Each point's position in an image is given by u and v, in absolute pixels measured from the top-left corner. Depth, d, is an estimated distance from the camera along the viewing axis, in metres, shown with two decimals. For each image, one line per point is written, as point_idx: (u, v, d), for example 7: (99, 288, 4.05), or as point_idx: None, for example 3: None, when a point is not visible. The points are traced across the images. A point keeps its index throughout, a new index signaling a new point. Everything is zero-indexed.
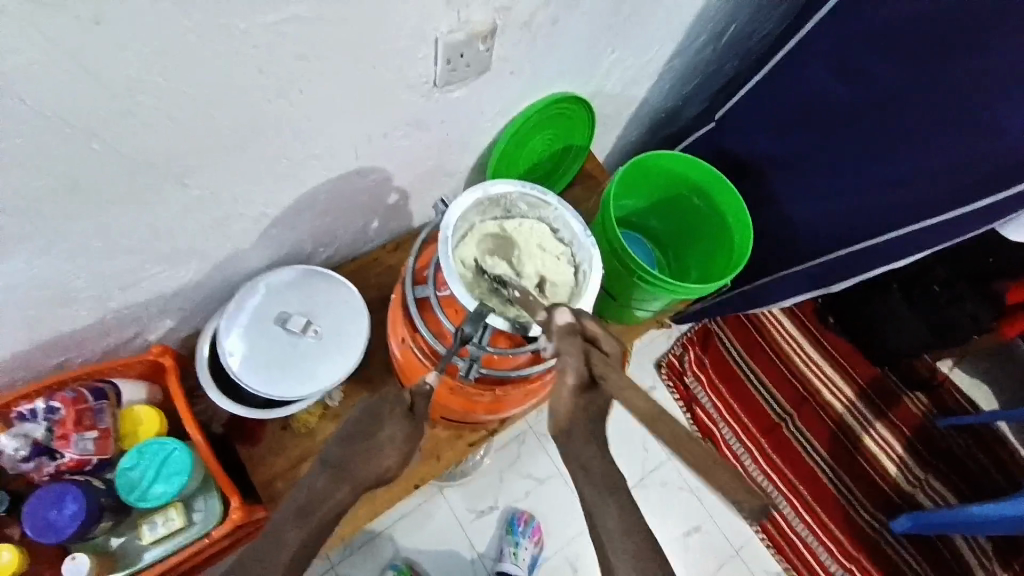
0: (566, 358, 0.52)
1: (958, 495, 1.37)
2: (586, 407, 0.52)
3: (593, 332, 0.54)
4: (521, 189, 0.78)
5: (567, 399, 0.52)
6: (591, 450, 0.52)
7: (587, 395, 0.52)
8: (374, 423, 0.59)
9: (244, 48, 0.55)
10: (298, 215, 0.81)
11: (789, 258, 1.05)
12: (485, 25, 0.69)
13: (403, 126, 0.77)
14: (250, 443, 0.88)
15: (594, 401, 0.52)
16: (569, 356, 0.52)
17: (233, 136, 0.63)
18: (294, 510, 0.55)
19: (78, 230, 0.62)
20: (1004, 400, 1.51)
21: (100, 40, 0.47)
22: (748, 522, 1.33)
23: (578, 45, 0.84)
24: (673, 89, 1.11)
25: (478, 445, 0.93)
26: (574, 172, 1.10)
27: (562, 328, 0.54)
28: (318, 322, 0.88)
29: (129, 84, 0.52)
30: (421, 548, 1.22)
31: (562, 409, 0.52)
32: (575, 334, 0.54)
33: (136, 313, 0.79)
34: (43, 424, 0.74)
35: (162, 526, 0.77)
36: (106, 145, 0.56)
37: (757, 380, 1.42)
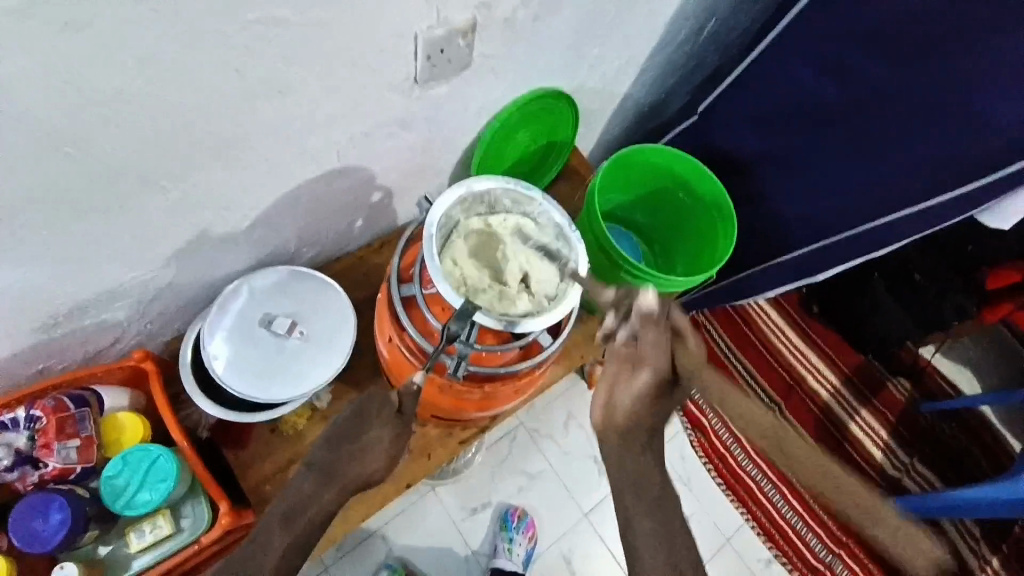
0: (648, 352, 0.67)
1: (943, 478, 1.39)
2: (654, 404, 0.69)
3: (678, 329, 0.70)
4: (505, 185, 0.77)
5: (635, 394, 0.68)
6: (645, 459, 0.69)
7: (656, 392, 0.68)
8: (360, 425, 0.60)
9: (219, 48, 0.54)
10: (282, 216, 0.80)
11: (775, 249, 1.06)
12: (466, 22, 0.68)
13: (386, 124, 0.76)
14: (238, 446, 0.87)
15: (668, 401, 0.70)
16: (653, 349, 0.67)
17: (212, 137, 0.62)
18: (279, 517, 0.57)
19: (56, 237, 0.61)
20: (986, 383, 1.53)
21: (74, 42, 0.46)
22: (739, 512, 1.34)
23: (560, 40, 0.83)
24: (656, 83, 1.11)
25: (469, 442, 0.93)
26: (559, 167, 1.10)
27: (648, 313, 0.68)
28: (304, 323, 0.87)
29: (103, 88, 0.51)
30: (414, 548, 1.21)
31: (630, 403, 0.69)
32: (656, 325, 0.68)
33: (117, 318, 0.77)
34: (25, 434, 0.72)
35: (149, 533, 0.76)
36: (80, 150, 0.54)
37: (745, 371, 1.43)
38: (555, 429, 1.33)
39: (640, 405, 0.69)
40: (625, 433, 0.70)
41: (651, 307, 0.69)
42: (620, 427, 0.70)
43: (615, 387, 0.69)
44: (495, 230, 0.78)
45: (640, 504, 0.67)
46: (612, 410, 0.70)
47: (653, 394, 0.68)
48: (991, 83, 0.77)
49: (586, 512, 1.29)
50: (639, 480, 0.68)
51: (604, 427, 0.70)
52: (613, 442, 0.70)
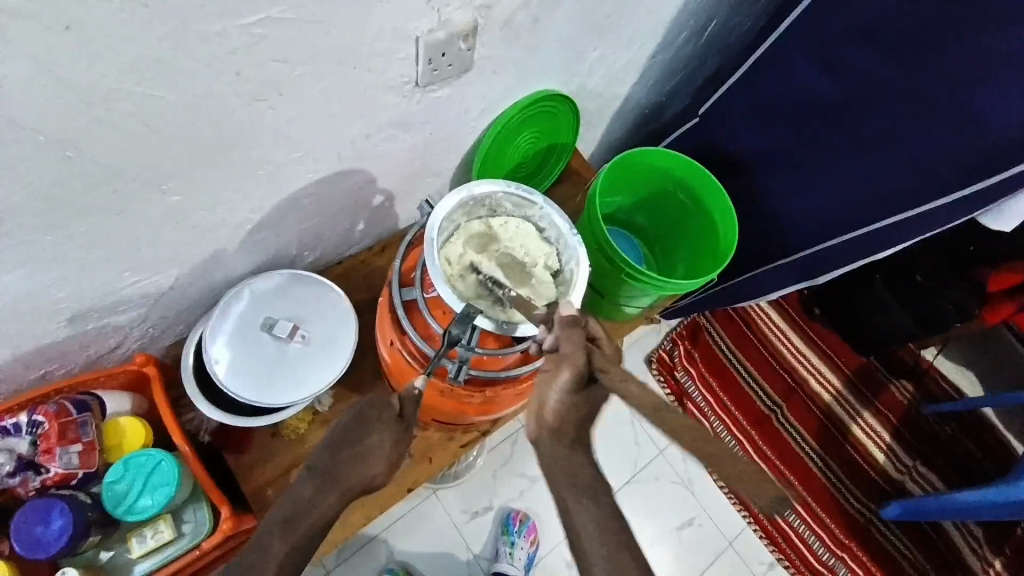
0: (567, 352, 0.55)
1: (945, 481, 1.39)
2: (580, 405, 0.53)
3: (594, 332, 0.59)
4: (506, 189, 0.77)
5: (557, 390, 0.53)
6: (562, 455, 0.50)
7: (583, 392, 0.53)
8: (362, 429, 0.59)
9: (221, 52, 0.54)
10: (282, 219, 0.80)
11: (776, 251, 1.06)
12: (466, 24, 0.69)
13: (387, 127, 0.76)
14: (239, 451, 0.87)
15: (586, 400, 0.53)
16: (569, 349, 0.55)
17: (212, 141, 0.62)
18: (279, 523, 0.54)
19: (56, 241, 0.61)
20: (988, 385, 1.53)
21: (74, 47, 0.46)
22: (741, 514, 1.34)
23: (560, 43, 0.84)
24: (656, 86, 1.11)
25: (470, 445, 0.92)
26: (560, 169, 1.10)
27: (570, 324, 0.58)
28: (305, 327, 0.87)
29: (104, 92, 0.51)
30: (417, 551, 1.21)
31: (552, 404, 0.52)
32: (577, 330, 0.58)
33: (118, 323, 0.77)
34: (27, 438, 0.72)
35: (150, 539, 0.76)
36: (81, 155, 0.54)
37: (747, 373, 1.43)
38: None
39: (566, 406, 0.52)
40: (559, 431, 0.51)
41: (572, 316, 0.60)
42: (552, 423, 0.52)
43: (539, 392, 0.54)
44: (495, 236, 0.78)
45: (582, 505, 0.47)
46: (540, 409, 0.53)
47: (575, 390, 0.53)
48: (991, 84, 0.77)
49: None
50: (572, 470, 0.49)
51: (536, 427, 0.52)
52: (548, 450, 0.51)
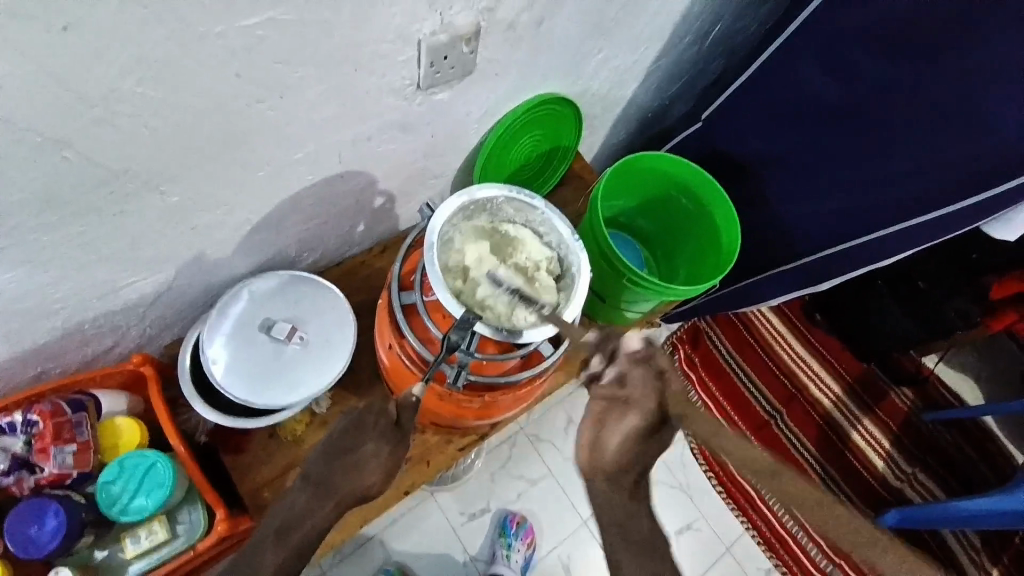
0: (639, 394, 0.59)
1: (944, 489, 1.38)
2: (641, 443, 0.60)
3: (664, 366, 0.60)
4: (507, 193, 0.77)
5: (616, 433, 0.60)
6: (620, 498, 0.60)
7: (648, 430, 0.59)
8: (355, 439, 0.60)
9: (219, 53, 0.53)
10: (282, 219, 0.80)
11: (778, 257, 1.05)
12: (469, 27, 0.68)
13: (388, 130, 0.76)
14: (236, 452, 0.86)
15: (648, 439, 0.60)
16: (640, 395, 0.59)
17: (211, 142, 0.61)
18: (274, 531, 0.58)
19: (53, 241, 0.60)
20: (989, 394, 1.52)
21: (72, 48, 0.46)
22: (738, 518, 1.34)
23: (564, 45, 0.83)
24: (660, 89, 1.10)
25: (468, 449, 0.92)
26: (563, 172, 1.10)
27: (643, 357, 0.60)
28: (304, 328, 0.87)
29: (101, 94, 0.50)
30: (413, 553, 1.21)
31: (617, 441, 0.60)
32: (648, 367, 0.60)
33: (116, 322, 0.77)
34: (21, 438, 0.72)
35: (145, 539, 0.76)
36: (79, 155, 0.54)
37: (747, 378, 1.43)
38: (554, 435, 1.33)
39: (629, 445, 0.60)
40: (613, 475, 0.60)
41: (639, 352, 0.60)
42: (609, 471, 0.60)
43: (601, 431, 0.60)
44: (491, 240, 0.77)
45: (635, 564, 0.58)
46: (596, 453, 0.60)
47: (643, 434, 0.59)
48: (1000, 88, 0.76)
49: (585, 518, 1.29)
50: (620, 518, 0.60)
51: (591, 469, 0.60)
52: (600, 486, 0.61)
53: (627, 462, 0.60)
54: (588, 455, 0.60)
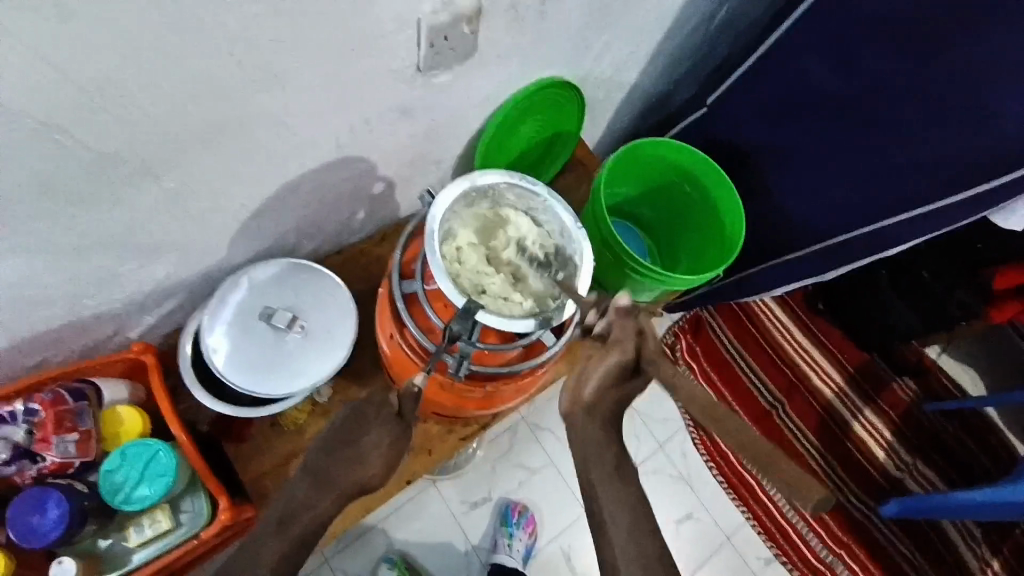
0: (621, 338, 0.65)
1: (945, 479, 1.39)
2: (619, 385, 0.65)
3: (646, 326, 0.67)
4: (510, 180, 0.75)
5: (598, 371, 0.64)
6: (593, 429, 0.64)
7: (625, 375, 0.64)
8: (356, 432, 0.62)
9: (217, 34, 0.52)
10: (281, 205, 0.79)
11: (781, 246, 1.05)
12: (470, 7, 0.66)
13: (388, 114, 0.75)
14: (238, 441, 0.86)
15: (624, 383, 0.64)
16: (622, 336, 0.65)
17: (210, 127, 0.60)
18: (275, 521, 0.58)
19: (50, 228, 0.60)
20: (991, 384, 1.52)
21: (65, 32, 0.45)
22: (739, 509, 1.34)
23: (566, 28, 0.81)
24: (664, 74, 1.09)
25: (470, 438, 0.92)
26: (565, 158, 1.08)
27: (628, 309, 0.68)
28: (305, 316, 0.86)
29: (95, 77, 0.49)
30: (415, 541, 1.21)
31: (594, 383, 0.64)
32: (628, 319, 0.66)
33: (115, 310, 0.76)
34: (22, 427, 0.72)
35: (148, 528, 0.76)
36: (75, 139, 0.53)
37: (748, 368, 1.42)
38: (556, 424, 1.33)
39: (606, 385, 0.64)
40: (590, 410, 0.64)
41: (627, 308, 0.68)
42: (587, 403, 0.64)
43: (584, 369, 0.65)
44: (491, 228, 0.77)
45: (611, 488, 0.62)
46: (579, 391, 0.65)
47: (620, 375, 0.64)
48: (1002, 76, 0.74)
49: None
50: (598, 447, 0.63)
51: (571, 404, 0.65)
52: (581, 421, 0.64)
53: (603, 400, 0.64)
54: (571, 391, 0.65)
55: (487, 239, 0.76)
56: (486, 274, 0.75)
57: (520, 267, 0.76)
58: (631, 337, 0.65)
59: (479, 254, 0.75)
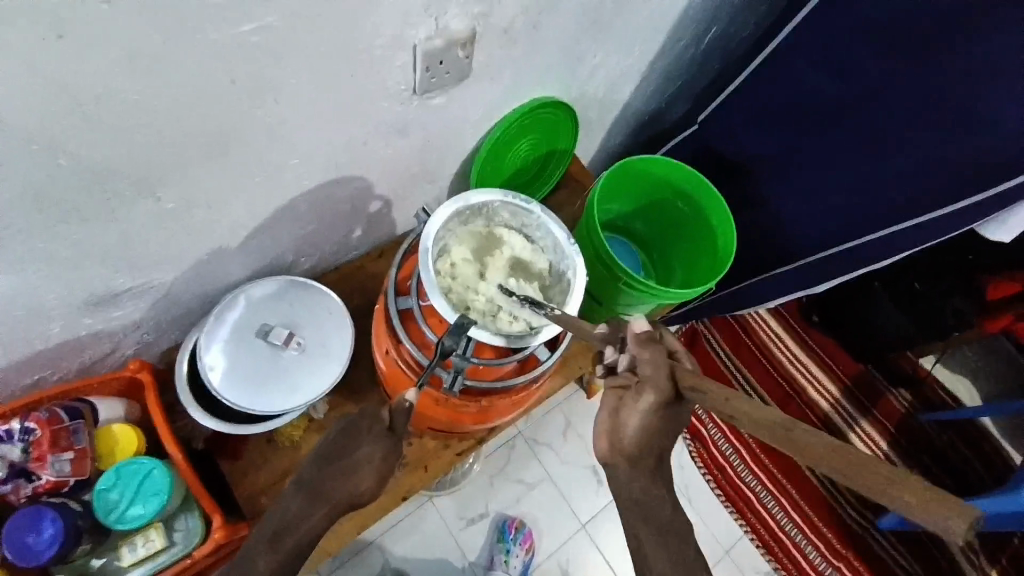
0: (651, 372, 0.53)
1: (943, 490, 1.38)
2: (661, 427, 0.53)
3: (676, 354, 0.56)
4: (503, 198, 0.76)
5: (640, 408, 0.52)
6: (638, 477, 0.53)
7: (666, 412, 0.53)
8: (350, 443, 0.62)
9: (216, 58, 0.53)
10: (279, 224, 0.80)
11: (774, 260, 1.06)
12: (464, 32, 0.68)
13: (384, 134, 0.76)
14: (233, 458, 0.86)
15: (668, 422, 0.53)
16: (651, 370, 0.53)
17: (208, 148, 0.61)
18: (267, 537, 0.58)
19: (48, 247, 0.60)
20: (986, 395, 1.53)
21: (66, 56, 0.46)
22: (737, 522, 1.34)
23: (559, 50, 0.83)
24: (656, 93, 1.11)
25: (466, 454, 0.92)
26: (560, 175, 1.10)
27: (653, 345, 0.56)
28: (302, 333, 0.87)
29: (95, 99, 0.50)
30: (412, 559, 1.20)
31: (634, 428, 0.53)
32: (653, 343, 0.55)
33: (112, 329, 0.77)
34: (18, 446, 0.71)
35: (141, 548, 0.75)
36: (74, 161, 0.54)
37: (744, 380, 1.43)
38: (553, 438, 1.33)
39: (649, 428, 0.53)
40: (636, 459, 0.53)
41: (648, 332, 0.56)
42: (632, 453, 0.53)
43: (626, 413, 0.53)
44: (486, 247, 0.78)
45: (656, 541, 0.51)
46: (617, 433, 0.54)
47: (661, 413, 0.52)
48: (989, 90, 0.76)
49: (584, 522, 1.29)
50: (645, 499, 0.52)
51: (613, 455, 0.54)
52: (625, 473, 0.54)
53: (647, 448, 0.53)
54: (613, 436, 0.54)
55: (482, 258, 0.77)
56: (480, 291, 0.75)
57: (514, 286, 0.76)
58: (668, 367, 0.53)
59: (473, 271, 0.76)
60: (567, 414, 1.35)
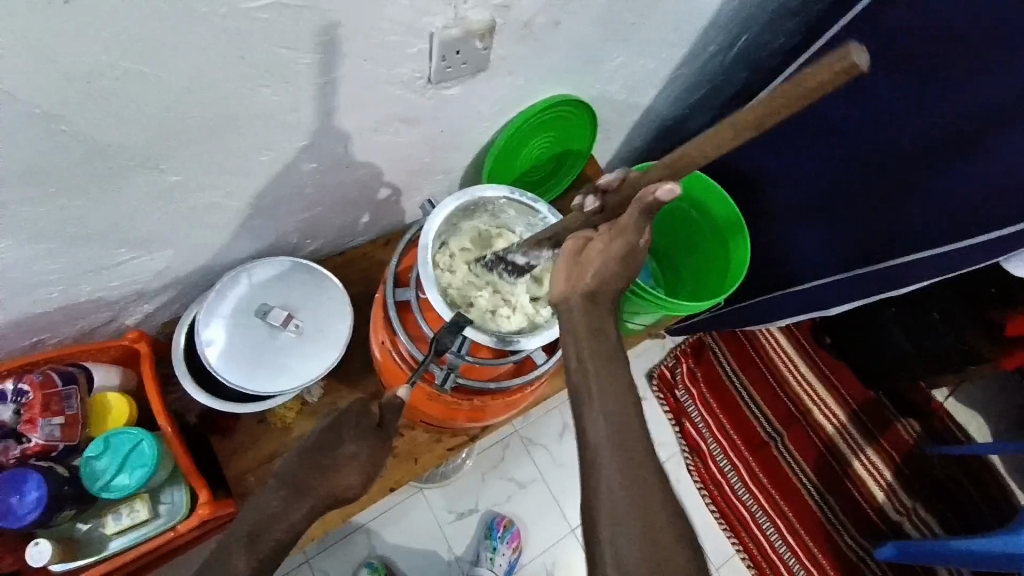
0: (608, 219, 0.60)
1: (945, 526, 1.35)
2: (617, 266, 0.58)
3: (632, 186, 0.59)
4: (510, 195, 0.75)
5: (600, 256, 0.58)
6: (590, 317, 0.57)
7: (622, 255, 0.57)
8: (336, 439, 0.62)
9: (221, 33, 0.52)
10: (285, 206, 0.79)
11: (786, 278, 1.03)
12: (483, 23, 0.66)
13: (395, 122, 0.74)
14: (223, 434, 0.86)
15: (615, 266, 0.58)
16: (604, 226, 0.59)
17: (210, 125, 0.60)
18: (244, 537, 0.58)
19: (49, 213, 0.60)
20: (999, 432, 1.48)
21: (67, 21, 0.45)
22: (730, 540, 1.31)
23: (581, 47, 0.81)
24: (680, 98, 1.08)
25: (457, 449, 0.91)
26: (574, 176, 1.09)
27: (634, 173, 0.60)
28: (300, 315, 0.86)
29: (94, 69, 0.49)
30: (399, 548, 1.20)
31: (593, 271, 0.58)
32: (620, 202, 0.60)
33: (112, 298, 0.77)
34: (9, 407, 0.72)
35: (126, 517, 0.76)
36: (71, 130, 0.53)
37: (748, 397, 1.40)
38: (549, 439, 1.32)
39: (605, 271, 0.58)
40: (591, 296, 0.58)
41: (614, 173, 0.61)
42: (591, 289, 0.58)
43: (580, 261, 0.59)
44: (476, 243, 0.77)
45: (597, 364, 0.54)
46: (579, 275, 0.59)
47: (616, 258, 0.57)
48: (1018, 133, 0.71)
49: (574, 526, 1.28)
50: (595, 325, 0.57)
51: (571, 291, 0.58)
52: (581, 309, 0.57)
53: (605, 291, 0.58)
54: (567, 275, 0.58)
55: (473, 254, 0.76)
56: (472, 289, 0.74)
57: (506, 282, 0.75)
58: (631, 211, 0.54)
59: (465, 269, 0.75)
60: (566, 416, 1.34)
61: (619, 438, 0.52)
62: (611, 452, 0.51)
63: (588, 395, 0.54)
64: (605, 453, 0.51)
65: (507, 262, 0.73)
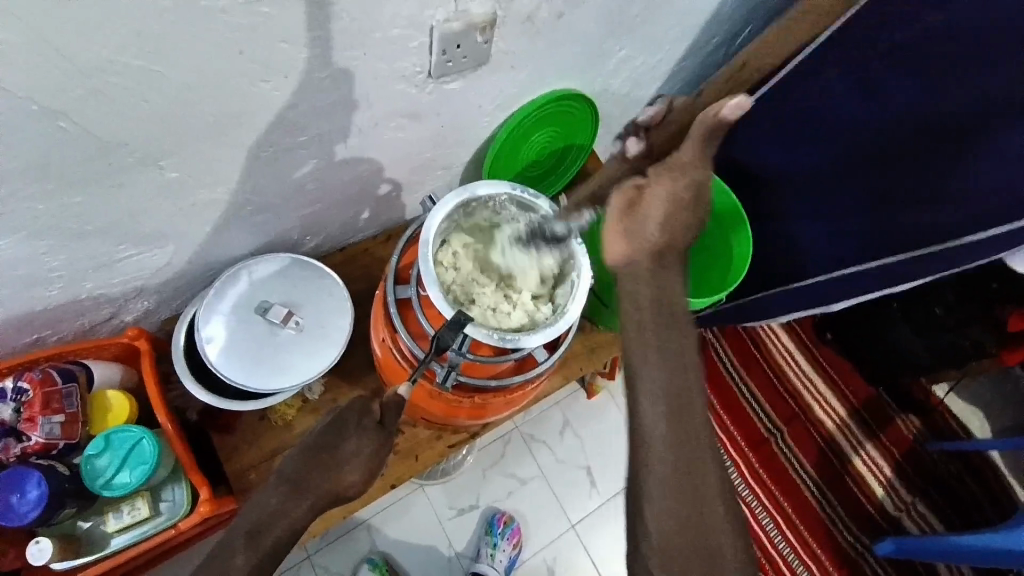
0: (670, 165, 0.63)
1: (946, 523, 1.35)
2: (678, 210, 0.61)
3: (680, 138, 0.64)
4: (511, 192, 0.74)
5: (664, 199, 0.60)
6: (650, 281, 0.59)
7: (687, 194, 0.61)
8: (338, 437, 0.62)
9: (220, 27, 0.51)
10: (286, 203, 0.79)
11: (788, 274, 1.03)
12: (485, 16, 0.66)
13: (396, 117, 0.74)
14: (224, 431, 0.86)
15: (680, 212, 0.61)
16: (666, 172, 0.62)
17: (210, 121, 0.60)
18: (245, 534, 0.58)
19: (49, 210, 0.60)
20: (999, 429, 1.48)
21: (65, 17, 0.45)
22: None
23: (583, 41, 0.80)
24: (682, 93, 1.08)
25: (458, 445, 0.91)
26: (575, 172, 1.08)
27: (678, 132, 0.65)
28: (300, 312, 0.86)
29: (92, 63, 0.49)
30: (400, 543, 1.20)
31: (661, 216, 0.60)
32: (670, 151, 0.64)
33: (112, 294, 0.77)
34: (9, 405, 0.71)
35: (127, 515, 0.76)
36: (69, 126, 0.53)
37: (749, 393, 1.40)
38: (550, 436, 1.32)
39: (672, 215, 0.60)
40: (658, 256, 0.60)
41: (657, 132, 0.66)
42: (659, 245, 0.60)
43: (636, 219, 0.61)
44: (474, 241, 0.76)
45: (659, 342, 0.58)
46: (643, 227, 0.60)
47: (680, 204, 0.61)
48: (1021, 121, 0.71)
49: (574, 522, 1.28)
50: (660, 291, 0.59)
51: (640, 246, 0.60)
52: (647, 267, 0.60)
53: (670, 245, 0.61)
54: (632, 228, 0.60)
55: (471, 252, 0.75)
56: (472, 288, 0.74)
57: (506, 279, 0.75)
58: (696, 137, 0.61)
59: (464, 268, 0.75)
60: (566, 412, 1.34)
61: (676, 431, 0.55)
62: (666, 445, 0.55)
63: (644, 383, 0.56)
64: (660, 449, 0.54)
65: (546, 236, 0.75)
